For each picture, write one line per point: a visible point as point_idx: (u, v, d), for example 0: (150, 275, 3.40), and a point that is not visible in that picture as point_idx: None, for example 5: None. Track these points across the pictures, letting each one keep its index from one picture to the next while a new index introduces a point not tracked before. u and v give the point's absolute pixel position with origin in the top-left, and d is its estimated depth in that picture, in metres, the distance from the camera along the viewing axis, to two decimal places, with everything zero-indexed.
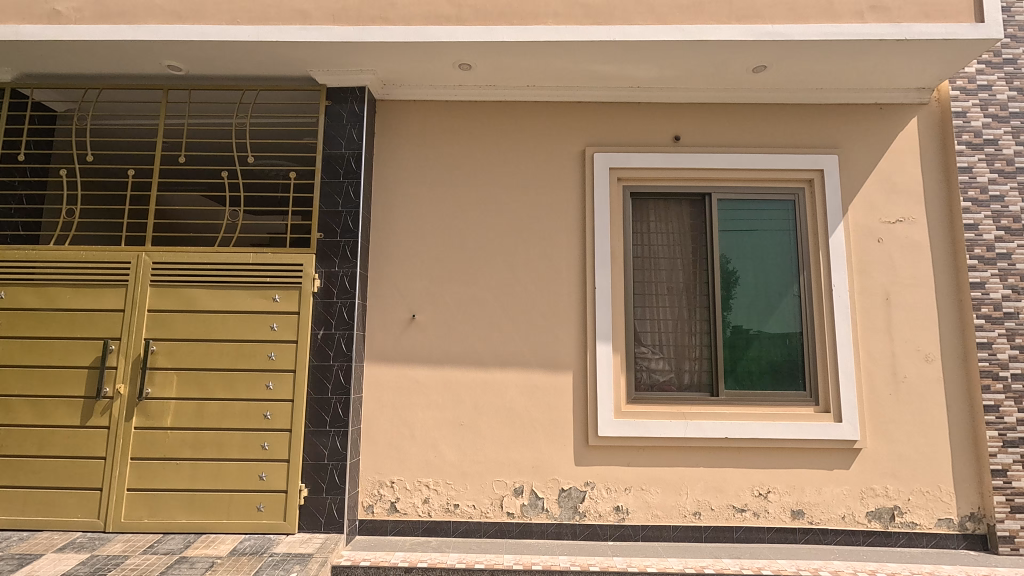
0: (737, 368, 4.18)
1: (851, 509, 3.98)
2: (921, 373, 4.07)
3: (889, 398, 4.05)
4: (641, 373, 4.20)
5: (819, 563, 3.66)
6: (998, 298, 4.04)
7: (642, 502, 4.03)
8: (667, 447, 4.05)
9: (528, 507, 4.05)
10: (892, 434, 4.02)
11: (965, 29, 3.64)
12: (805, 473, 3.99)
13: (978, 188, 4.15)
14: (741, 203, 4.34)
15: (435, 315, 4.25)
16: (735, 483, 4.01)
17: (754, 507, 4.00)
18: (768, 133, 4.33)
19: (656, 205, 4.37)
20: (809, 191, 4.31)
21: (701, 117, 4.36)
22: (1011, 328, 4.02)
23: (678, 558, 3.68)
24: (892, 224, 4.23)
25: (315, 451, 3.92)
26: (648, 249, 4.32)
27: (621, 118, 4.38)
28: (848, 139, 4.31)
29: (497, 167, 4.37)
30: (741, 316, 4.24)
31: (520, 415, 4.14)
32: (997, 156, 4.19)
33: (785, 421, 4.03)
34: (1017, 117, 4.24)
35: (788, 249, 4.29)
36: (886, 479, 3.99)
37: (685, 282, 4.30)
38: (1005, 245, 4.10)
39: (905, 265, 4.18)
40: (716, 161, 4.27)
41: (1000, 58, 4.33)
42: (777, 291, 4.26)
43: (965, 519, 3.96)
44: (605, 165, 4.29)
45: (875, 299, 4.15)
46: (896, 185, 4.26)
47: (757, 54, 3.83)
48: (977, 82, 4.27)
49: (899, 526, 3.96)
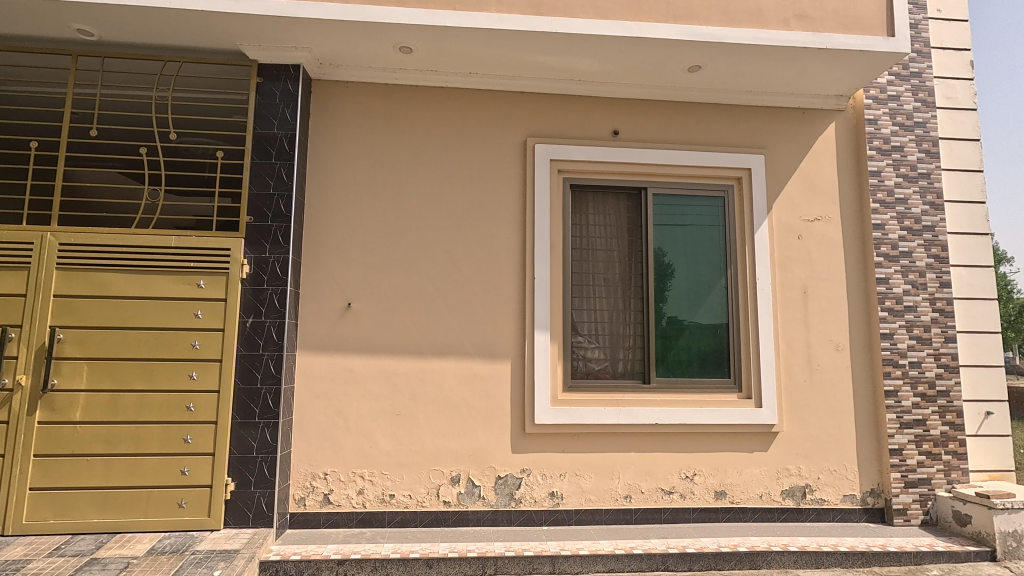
0: (668, 357, 4.36)
1: (768, 488, 4.24)
2: (832, 362, 4.39)
3: (804, 384, 4.34)
4: (577, 362, 4.30)
5: (738, 539, 3.88)
6: (900, 293, 4.40)
7: (576, 487, 4.13)
8: (600, 434, 4.16)
9: (464, 496, 4.07)
10: (806, 418, 4.32)
11: (878, 42, 3.92)
12: (727, 456, 4.23)
13: (885, 190, 4.50)
14: (674, 198, 4.50)
15: (373, 305, 4.17)
16: (663, 466, 4.19)
17: (680, 489, 4.19)
18: (701, 131, 4.50)
19: (595, 197, 4.47)
20: (737, 189, 4.52)
21: (640, 113, 4.47)
22: (910, 320, 4.39)
23: (609, 540, 3.81)
24: (810, 223, 4.51)
25: (243, 445, 3.76)
26: (586, 240, 4.41)
27: (563, 110, 4.42)
28: (774, 140, 4.55)
29: (437, 152, 4.31)
30: (672, 308, 4.41)
31: (457, 404, 4.13)
32: (902, 162, 4.55)
33: (711, 407, 4.23)
34: (920, 126, 4.62)
35: (717, 244, 4.50)
36: (799, 459, 4.28)
37: (620, 274, 4.42)
38: (907, 244, 4.47)
39: (822, 260, 4.48)
40: (653, 157, 4.40)
41: (908, 71, 4.68)
42: (707, 284, 4.45)
43: (866, 495, 4.31)
44: (546, 157, 4.32)
45: (794, 293, 4.42)
46: (815, 187, 4.55)
47: (692, 54, 3.97)
48: (887, 92, 4.61)
49: (810, 502, 4.26)
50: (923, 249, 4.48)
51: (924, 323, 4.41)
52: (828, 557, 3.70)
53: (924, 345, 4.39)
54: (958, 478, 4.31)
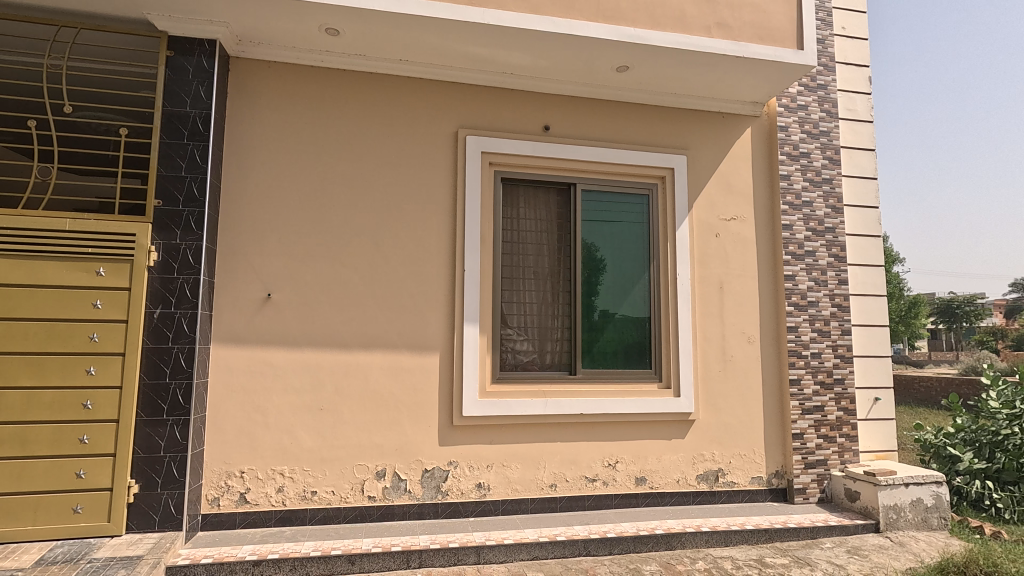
0: (593, 349, 4.49)
1: (684, 473, 4.47)
2: (744, 353, 4.67)
3: (719, 375, 4.60)
4: (506, 354, 4.35)
5: (655, 522, 4.07)
6: (804, 289, 4.75)
7: (503, 477, 4.18)
8: (527, 425, 4.23)
9: (389, 490, 4.01)
10: (719, 406, 4.58)
11: (789, 54, 4.20)
12: (647, 443, 4.41)
13: (793, 194, 4.83)
14: (602, 195, 4.62)
15: (295, 296, 4.01)
16: (587, 455, 4.32)
17: (603, 476, 4.34)
18: (628, 130, 4.63)
19: (526, 191, 4.51)
20: (661, 188, 4.71)
21: (570, 109, 4.54)
22: (812, 314, 4.75)
23: (533, 528, 3.88)
24: (727, 221, 4.76)
25: (148, 444, 3.52)
26: (516, 234, 4.45)
27: (495, 103, 4.41)
28: (695, 142, 4.76)
29: (366, 140, 4.20)
30: (598, 301, 4.54)
31: (383, 397, 4.06)
32: (809, 167, 4.90)
33: (633, 397, 4.40)
34: (825, 135, 4.98)
35: (642, 240, 4.67)
36: (713, 445, 4.53)
37: (549, 267, 4.49)
38: (812, 244, 4.82)
39: (736, 258, 4.75)
40: (582, 153, 4.49)
41: (815, 83, 5.02)
42: (631, 278, 4.61)
43: (772, 476, 4.64)
44: (477, 149, 4.31)
45: (711, 288, 4.66)
46: (732, 188, 4.80)
47: (620, 54, 4.07)
48: (796, 102, 4.94)
49: (722, 485, 4.53)
50: (825, 249, 4.85)
51: (825, 317, 4.78)
52: (736, 536, 3.96)
53: (824, 338, 4.76)
54: (850, 458, 4.72)
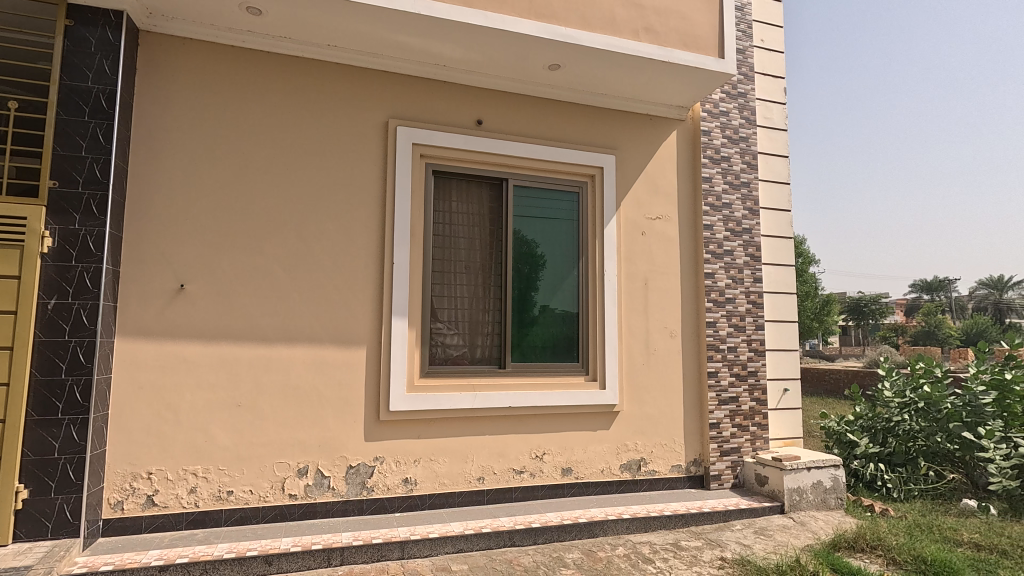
0: (523, 343, 4.55)
1: (608, 463, 4.62)
2: (667, 347, 4.87)
3: (643, 368, 4.77)
4: (436, 348, 4.32)
5: (579, 511, 4.18)
6: (722, 286, 5.02)
7: (430, 472, 4.16)
8: (456, 419, 4.23)
9: (311, 488, 3.90)
10: (643, 398, 4.75)
11: (711, 62, 4.41)
12: (573, 435, 4.52)
13: (714, 196, 5.08)
14: (533, 191, 4.68)
15: (211, 288, 3.81)
16: (515, 447, 4.37)
17: (530, 468, 4.41)
18: (560, 128, 4.71)
19: (458, 185, 4.49)
20: (590, 186, 4.82)
21: (503, 104, 4.56)
22: (729, 310, 5.03)
23: (459, 521, 3.90)
24: (652, 221, 4.94)
25: (41, 446, 3.24)
26: (448, 227, 4.43)
27: (427, 94, 4.36)
28: (624, 143, 4.90)
29: (290, 126, 4.05)
30: (529, 296, 4.60)
31: (307, 393, 3.94)
32: (729, 171, 5.16)
33: (560, 390, 4.50)
34: (744, 140, 5.26)
35: (571, 236, 4.76)
36: (636, 435, 4.71)
37: (481, 261, 4.50)
38: (730, 244, 5.09)
39: (661, 255, 4.93)
40: (514, 149, 4.52)
41: (736, 91, 5.30)
42: (560, 273, 4.70)
43: (690, 464, 4.87)
44: (408, 140, 4.24)
45: (637, 284, 4.83)
46: (659, 188, 4.98)
47: (551, 53, 4.13)
48: (718, 108, 5.19)
49: (644, 474, 4.71)
50: (742, 249, 5.13)
51: (741, 313, 5.07)
52: (655, 522, 4.13)
53: (740, 333, 5.04)
54: (761, 446, 5.03)
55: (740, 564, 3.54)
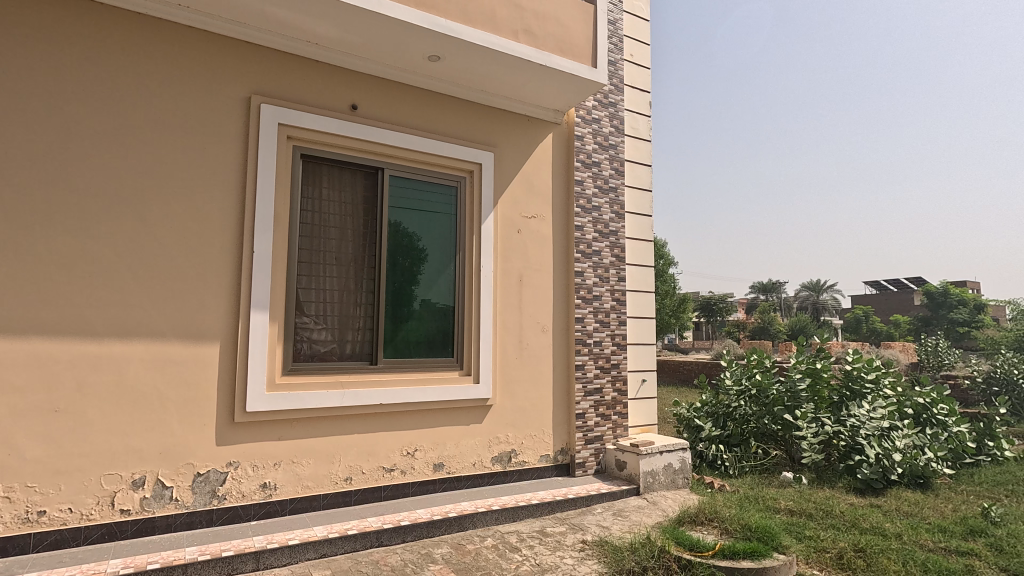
0: (396, 337, 4.45)
1: (480, 456, 4.68)
2: (538, 342, 5.04)
3: (515, 362, 4.90)
4: (301, 344, 4.07)
5: (450, 505, 4.19)
6: (590, 284, 5.31)
7: (291, 475, 3.90)
8: (322, 417, 4.02)
9: (149, 500, 3.48)
10: (515, 392, 4.88)
11: (584, 70, 4.63)
12: (446, 430, 4.52)
13: (585, 198, 5.36)
14: (410, 182, 4.58)
15: (20, 273, 3.23)
16: (385, 445, 4.26)
17: (401, 465, 4.32)
18: (439, 121, 4.66)
19: (329, 171, 4.25)
20: (469, 181, 4.83)
21: (380, 91, 4.40)
22: (596, 307, 5.34)
23: (323, 525, 3.71)
24: (528, 219, 5.07)
25: None
26: (317, 215, 4.18)
27: (296, 72, 4.08)
28: (503, 141, 4.98)
29: (128, 92, 3.56)
30: (403, 290, 4.49)
31: (145, 394, 3.50)
32: (598, 176, 5.47)
33: (433, 385, 4.46)
34: (613, 148, 5.61)
35: (449, 231, 4.73)
36: (507, 428, 4.82)
37: (353, 253, 4.31)
38: (598, 244, 5.41)
39: (535, 253, 5.09)
40: (391, 138, 4.39)
41: (607, 100, 5.63)
42: (436, 267, 4.65)
43: (558, 453, 5.09)
44: (273, 119, 3.92)
45: (511, 280, 4.93)
46: (534, 188, 5.13)
47: (431, 43, 4.06)
48: (591, 115, 5.48)
49: (514, 465, 4.85)
50: (608, 250, 5.47)
51: (606, 309, 5.41)
52: (522, 511, 4.27)
53: (605, 328, 5.38)
54: (621, 433, 5.41)
55: (599, 545, 3.78)
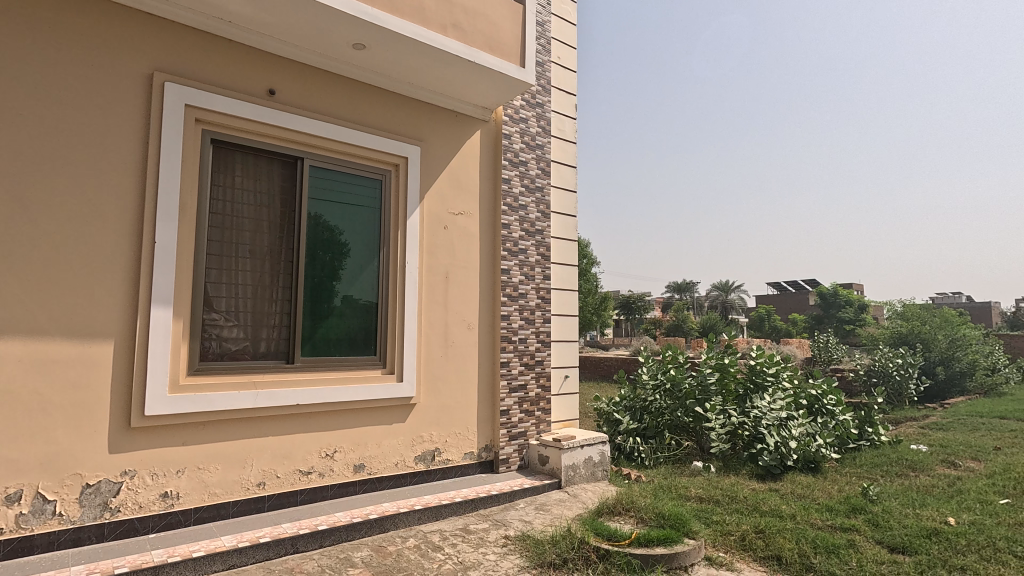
0: (315, 335, 4.27)
1: (403, 456, 4.59)
2: (464, 340, 5.02)
3: (440, 360, 4.85)
4: (209, 342, 3.80)
5: (371, 507, 4.08)
6: (516, 282, 5.36)
7: (197, 483, 3.64)
8: (232, 420, 3.78)
9: (27, 517, 3.12)
10: (440, 390, 4.83)
11: (513, 69, 4.66)
12: (367, 430, 4.40)
13: (512, 197, 5.40)
14: (332, 174, 4.41)
15: None
16: (303, 447, 4.08)
17: (319, 468, 4.16)
18: (364, 112, 4.52)
19: (243, 159, 4.01)
20: (394, 175, 4.72)
21: (300, 77, 4.19)
22: (521, 304, 5.40)
23: (233, 534, 3.49)
24: (455, 216, 5.03)
25: None
26: (229, 206, 3.92)
27: (207, 51, 3.80)
28: (430, 135, 4.90)
29: (4, 60, 3.17)
30: (323, 286, 4.32)
31: (23, 399, 3.13)
32: (525, 175, 5.53)
33: (354, 384, 4.32)
34: (540, 148, 5.69)
35: (372, 225, 4.60)
36: (431, 426, 4.76)
37: (269, 246, 4.09)
38: (524, 243, 5.47)
39: (462, 250, 5.06)
40: (312, 128, 4.20)
41: (535, 101, 5.70)
42: (359, 263, 4.50)
43: (482, 450, 5.10)
44: (179, 100, 3.64)
45: (437, 277, 4.88)
46: (462, 185, 5.10)
47: (356, 31, 3.93)
48: (519, 114, 5.52)
49: (437, 463, 4.80)
50: (534, 248, 5.55)
51: (531, 307, 5.48)
52: (445, 510, 4.24)
53: (530, 325, 5.45)
54: (544, 429, 5.51)
55: (521, 539, 3.83)
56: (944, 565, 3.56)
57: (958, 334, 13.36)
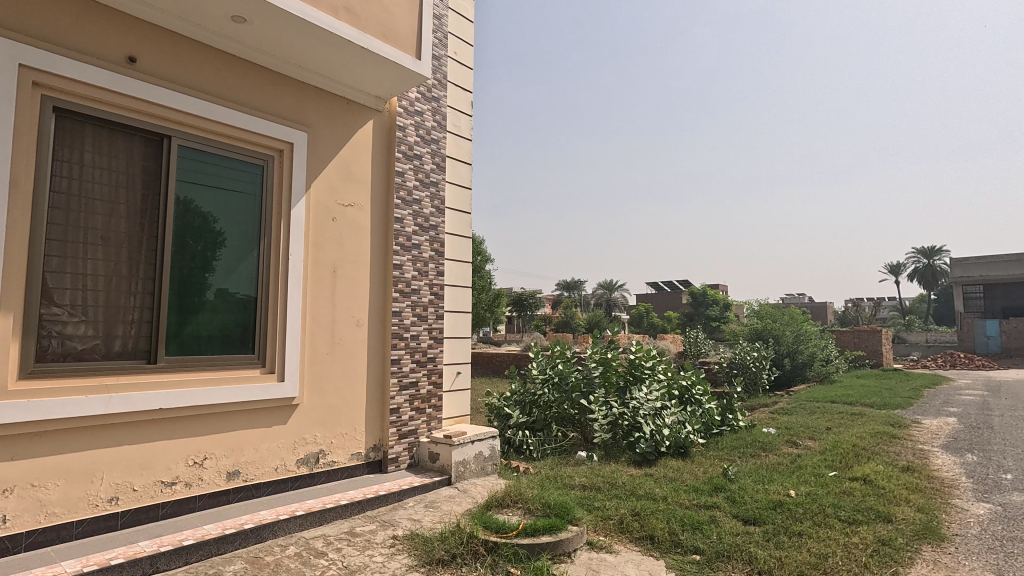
0: (182, 333, 3.89)
1: (283, 460, 4.32)
2: (352, 336, 4.84)
3: (326, 358, 4.63)
4: (48, 340, 3.32)
5: (246, 517, 3.80)
6: (408, 278, 5.27)
7: (31, 503, 3.16)
8: (78, 429, 3.32)
9: None
10: (325, 389, 4.62)
11: (408, 60, 4.57)
12: (243, 434, 4.09)
13: (405, 190, 5.29)
14: (204, 156, 4.03)
15: None
16: (166, 456, 3.69)
17: (185, 478, 3.79)
18: (244, 91, 4.19)
19: (95, 133, 3.55)
20: (277, 162, 4.42)
21: (168, 46, 3.78)
22: (414, 301, 5.32)
23: (77, 558, 3.08)
24: (344, 207, 4.82)
25: None
26: (77, 185, 3.46)
27: (50, 5, 3.30)
28: (318, 122, 4.66)
29: None
30: (193, 277, 3.94)
31: None
32: (419, 169, 5.45)
33: (228, 385, 3.99)
34: (434, 143, 5.63)
35: (252, 214, 4.28)
36: (315, 428, 4.53)
37: (127, 232, 3.66)
38: (417, 238, 5.38)
39: (351, 244, 4.86)
40: (180, 103, 3.80)
41: (430, 94, 5.63)
42: (236, 254, 4.17)
43: (370, 450, 4.96)
44: (12, 58, 3.12)
45: (324, 271, 4.64)
46: (352, 175, 4.90)
47: (235, 2, 3.62)
48: (413, 107, 5.42)
49: (321, 466, 4.59)
50: (427, 244, 5.49)
51: (423, 303, 5.41)
52: (330, 514, 4.06)
53: (422, 322, 5.39)
54: (435, 426, 5.47)
55: (410, 538, 3.78)
56: (786, 532, 4.07)
57: (801, 330, 15.28)
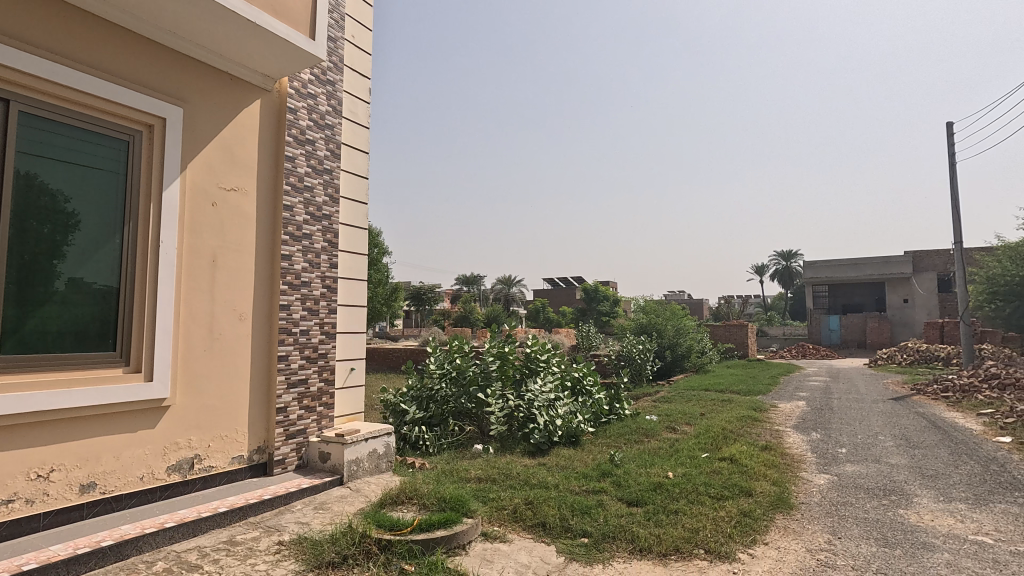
0: (23, 328, 3.39)
1: (151, 468, 3.92)
2: (234, 331, 4.49)
3: (203, 355, 4.26)
4: None
5: (103, 533, 3.39)
6: (298, 269, 4.99)
7: None
8: None
9: None
10: (202, 389, 4.25)
11: (301, 39, 4.33)
12: (102, 441, 3.65)
13: (296, 177, 5.00)
14: (52, 125, 3.54)
15: None
16: (1, 470, 3.19)
17: (26, 494, 3.31)
18: (105, 55, 3.72)
19: None
20: (145, 137, 3.98)
21: None
22: (304, 294, 5.05)
23: None
24: (226, 192, 4.45)
25: None
26: None
27: None
28: (196, 97, 4.25)
29: None
30: (37, 265, 3.46)
31: None
32: (312, 155, 5.17)
33: (81, 387, 3.52)
34: (328, 128, 5.37)
35: (113, 195, 3.82)
36: (189, 431, 4.16)
37: None
38: (308, 228, 5.11)
39: (233, 231, 4.50)
40: (23, 62, 3.30)
41: (325, 77, 5.36)
42: (92, 239, 3.71)
43: (253, 453, 4.65)
44: None
45: (201, 261, 4.25)
46: (235, 157, 4.53)
47: None
48: (306, 89, 5.13)
49: (196, 472, 4.22)
50: (320, 234, 5.23)
51: (315, 297, 5.15)
52: (206, 523, 3.76)
53: (313, 316, 5.13)
54: (326, 425, 5.25)
55: (297, 543, 3.60)
56: (664, 510, 4.41)
57: (681, 324, 16.73)
